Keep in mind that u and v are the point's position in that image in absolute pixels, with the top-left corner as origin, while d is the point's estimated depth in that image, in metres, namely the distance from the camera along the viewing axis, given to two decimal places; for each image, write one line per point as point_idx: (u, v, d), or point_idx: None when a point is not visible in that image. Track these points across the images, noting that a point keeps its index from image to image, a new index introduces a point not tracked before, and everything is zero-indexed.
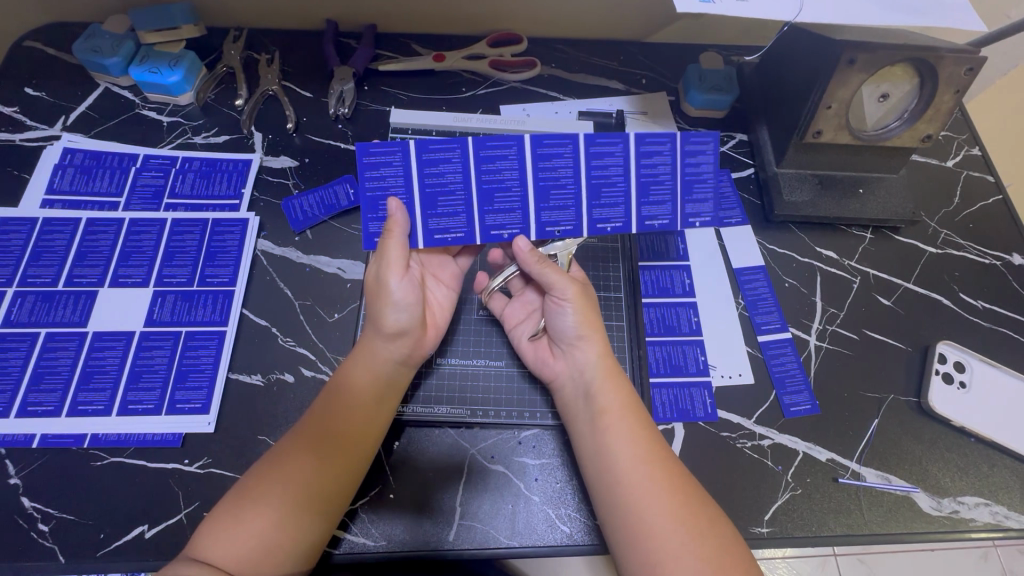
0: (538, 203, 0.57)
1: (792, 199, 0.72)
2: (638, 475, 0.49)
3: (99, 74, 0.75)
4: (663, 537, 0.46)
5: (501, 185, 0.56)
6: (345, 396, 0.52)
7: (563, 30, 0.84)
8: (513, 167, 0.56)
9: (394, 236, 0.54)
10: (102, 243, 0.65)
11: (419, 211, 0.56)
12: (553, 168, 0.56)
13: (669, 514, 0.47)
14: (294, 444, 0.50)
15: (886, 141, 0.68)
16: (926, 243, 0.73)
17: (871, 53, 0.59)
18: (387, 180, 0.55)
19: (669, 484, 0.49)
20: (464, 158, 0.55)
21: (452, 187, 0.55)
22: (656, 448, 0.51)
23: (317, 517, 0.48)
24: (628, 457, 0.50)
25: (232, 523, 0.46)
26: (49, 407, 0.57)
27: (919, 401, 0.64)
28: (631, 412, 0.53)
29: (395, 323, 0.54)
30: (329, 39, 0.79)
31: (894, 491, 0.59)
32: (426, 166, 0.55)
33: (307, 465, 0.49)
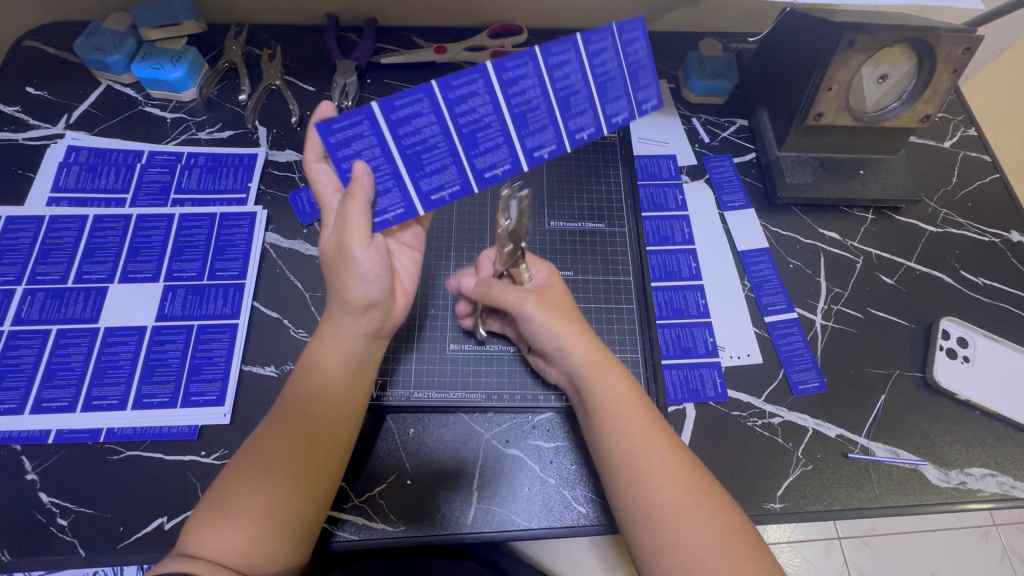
0: (518, 131, 0.51)
1: (794, 181, 0.73)
2: (645, 471, 0.48)
3: (100, 72, 0.74)
4: (680, 535, 0.45)
5: (480, 123, 0.50)
6: (315, 385, 0.51)
7: (563, 21, 0.85)
8: (485, 99, 0.49)
9: (359, 204, 0.49)
10: (111, 240, 0.65)
11: (406, 176, 0.51)
12: (522, 91, 0.50)
13: (688, 503, 0.46)
14: (272, 441, 0.49)
15: (887, 122, 0.69)
16: (927, 222, 0.75)
17: (871, 34, 0.60)
18: (360, 152, 0.48)
19: (683, 474, 0.48)
20: (435, 108, 0.48)
21: (432, 142, 0.50)
22: (665, 440, 0.50)
23: (309, 507, 0.48)
24: (632, 453, 0.48)
25: (223, 522, 0.45)
26: (64, 403, 0.57)
27: (924, 375, 0.65)
28: (636, 402, 0.51)
29: (363, 295, 0.51)
30: (332, 33, 0.79)
31: (903, 465, 0.60)
32: (397, 127, 0.48)
33: (288, 460, 0.48)
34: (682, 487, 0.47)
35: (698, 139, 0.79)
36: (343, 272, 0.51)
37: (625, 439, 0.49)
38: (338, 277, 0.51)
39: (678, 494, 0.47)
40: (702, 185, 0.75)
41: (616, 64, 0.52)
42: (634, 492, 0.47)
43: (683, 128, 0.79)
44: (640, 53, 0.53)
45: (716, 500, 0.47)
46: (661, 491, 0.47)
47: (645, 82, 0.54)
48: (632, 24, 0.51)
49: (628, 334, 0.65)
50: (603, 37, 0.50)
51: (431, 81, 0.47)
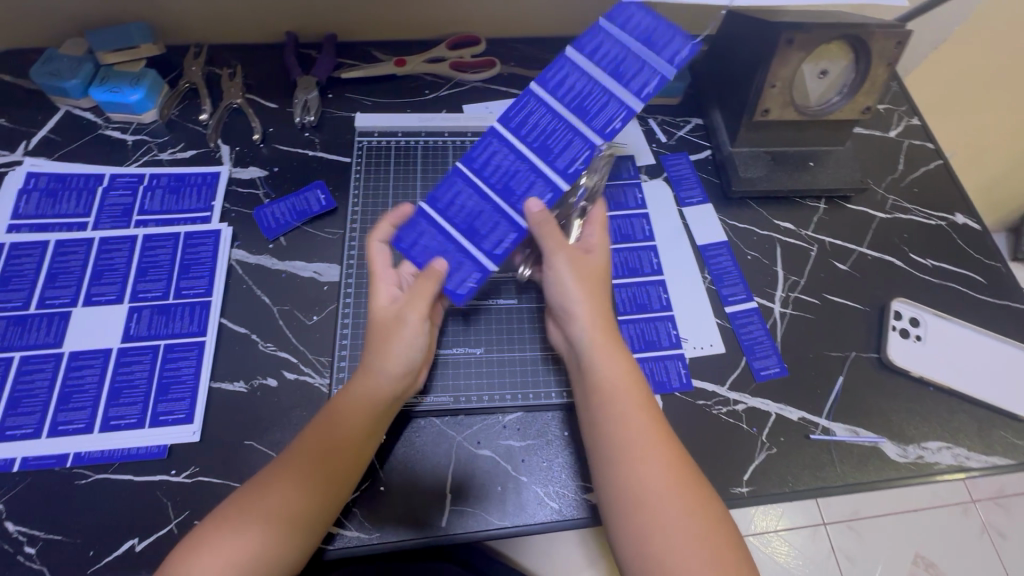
0: (546, 159, 0.54)
1: (748, 175, 0.75)
2: (635, 469, 0.50)
3: (58, 98, 0.74)
4: (656, 534, 0.47)
5: (513, 171, 0.55)
6: (338, 409, 0.53)
7: (519, 30, 0.87)
8: (505, 153, 0.55)
9: (428, 284, 0.54)
10: (74, 264, 0.65)
11: (469, 247, 0.56)
12: (532, 124, 0.54)
13: (670, 509, 0.48)
14: (289, 469, 0.51)
15: (829, 115, 0.72)
16: (876, 209, 0.78)
17: (807, 33, 0.63)
18: (428, 246, 0.57)
19: (672, 478, 0.49)
20: (469, 182, 0.56)
21: (477, 210, 0.56)
22: (660, 441, 0.51)
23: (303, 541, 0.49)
24: (626, 449, 0.51)
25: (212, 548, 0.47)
26: (29, 430, 0.56)
27: (879, 355, 0.67)
28: (636, 394, 0.53)
29: (403, 362, 0.54)
30: (291, 50, 0.80)
31: (863, 443, 0.62)
32: (445, 212, 0.57)
33: (303, 490, 0.50)
34: (668, 491, 0.49)
35: (656, 139, 0.81)
36: (393, 337, 0.54)
37: (621, 433, 0.51)
38: (384, 344, 0.55)
39: (663, 497, 0.48)
40: (661, 183, 0.77)
41: (620, 45, 0.53)
42: (620, 485, 0.50)
43: (640, 129, 0.82)
44: (642, 22, 0.53)
45: (700, 509, 0.49)
46: (647, 491, 0.49)
47: (663, 41, 0.52)
48: (615, 10, 0.53)
49: None
50: (595, 36, 0.53)
51: (455, 163, 0.56)
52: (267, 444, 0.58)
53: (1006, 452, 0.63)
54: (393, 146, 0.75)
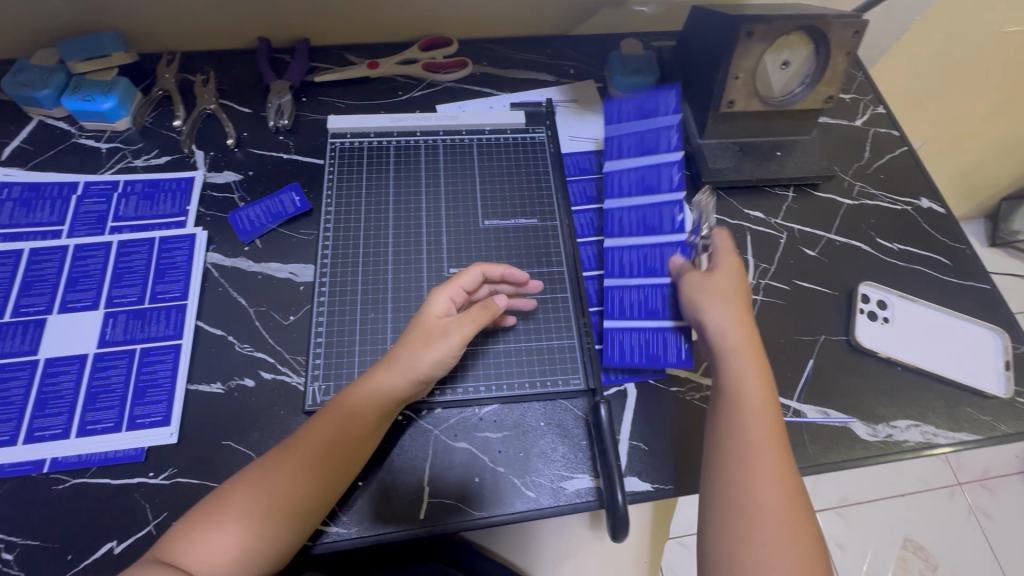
0: (658, 230, 0.66)
1: (716, 166, 0.77)
2: (755, 483, 0.49)
3: (31, 108, 0.75)
4: (761, 551, 0.46)
5: (643, 256, 0.66)
6: (346, 404, 0.54)
7: (490, 31, 0.89)
8: (623, 253, 0.66)
9: (487, 314, 0.58)
10: (48, 272, 0.65)
11: (662, 325, 0.63)
12: (622, 214, 0.68)
13: (778, 528, 0.47)
14: (287, 460, 0.52)
15: (793, 105, 0.74)
16: (843, 196, 0.79)
17: (766, 24, 0.65)
18: (624, 341, 0.63)
19: (787, 498, 0.49)
20: (621, 287, 0.65)
21: (646, 296, 0.64)
22: (781, 460, 0.51)
23: (297, 528, 0.51)
24: (748, 460, 0.50)
25: (212, 531, 0.49)
26: (5, 437, 0.56)
27: (848, 338, 0.69)
28: (766, 405, 0.54)
29: (430, 370, 0.56)
30: (263, 56, 0.81)
31: (833, 424, 0.64)
32: (628, 311, 0.64)
33: (298, 483, 0.51)
34: (782, 512, 0.48)
35: None
36: (433, 348, 0.56)
37: (740, 437, 0.52)
38: (418, 351, 0.56)
39: (777, 515, 0.48)
40: None
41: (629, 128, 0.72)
42: (734, 497, 0.49)
43: None
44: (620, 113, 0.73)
45: (805, 537, 0.47)
46: (763, 507, 0.48)
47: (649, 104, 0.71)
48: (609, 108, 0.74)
49: (564, 322, 0.65)
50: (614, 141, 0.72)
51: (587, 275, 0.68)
52: (244, 443, 0.58)
53: (973, 428, 0.65)
54: (366, 147, 0.73)
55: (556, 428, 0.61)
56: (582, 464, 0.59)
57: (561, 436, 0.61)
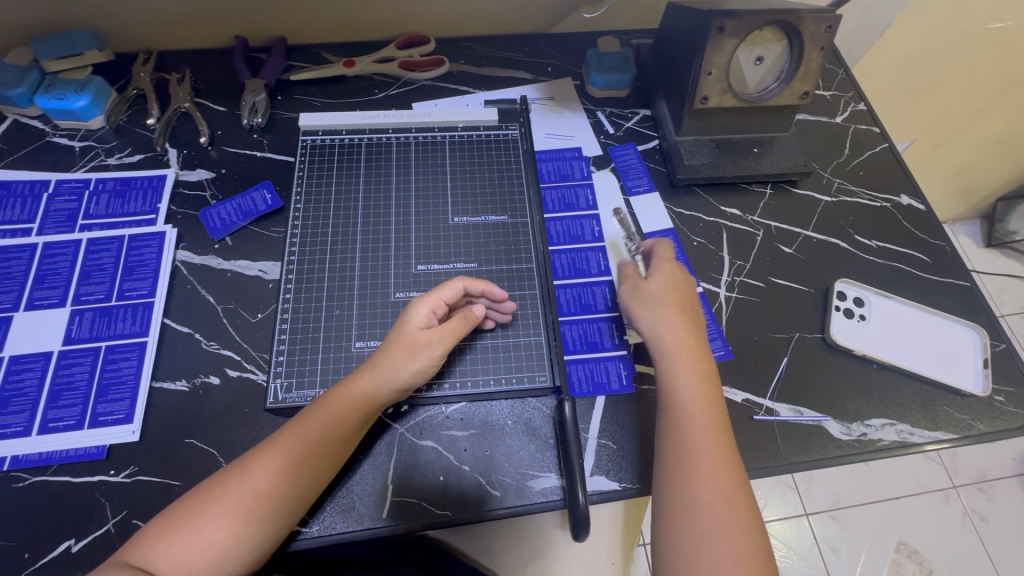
0: (587, 265, 0.70)
1: (692, 163, 0.76)
2: (696, 483, 0.51)
3: (6, 107, 0.75)
4: (706, 550, 0.48)
5: (580, 292, 0.68)
6: (330, 406, 0.53)
7: (469, 29, 0.89)
8: (565, 289, 0.68)
9: (463, 326, 0.57)
10: (16, 269, 0.65)
11: (601, 355, 0.64)
12: (563, 253, 0.70)
13: (719, 525, 0.49)
14: (268, 460, 0.51)
15: (768, 102, 0.73)
16: (822, 193, 0.78)
17: (736, 19, 0.65)
18: (575, 373, 0.63)
19: (728, 498, 0.50)
20: (570, 321, 0.66)
21: (584, 327, 0.66)
22: (720, 456, 0.52)
23: (279, 524, 0.51)
24: (688, 459, 0.52)
25: (188, 533, 0.48)
26: None
27: (823, 336, 0.68)
28: (706, 408, 0.55)
29: (414, 378, 0.55)
30: (239, 54, 0.81)
31: (807, 422, 0.63)
32: (575, 345, 0.65)
33: (281, 482, 0.51)
34: (723, 510, 0.49)
35: (603, 131, 0.82)
36: (416, 358, 0.55)
37: (681, 437, 0.53)
38: (401, 361, 0.55)
39: (720, 514, 0.49)
40: (608, 174, 0.78)
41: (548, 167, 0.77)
42: (676, 500, 0.50)
43: (588, 121, 0.82)
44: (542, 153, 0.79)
45: (746, 531, 0.48)
46: (705, 506, 0.49)
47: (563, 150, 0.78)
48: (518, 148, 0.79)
49: (533, 320, 0.64)
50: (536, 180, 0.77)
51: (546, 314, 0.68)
52: (207, 441, 0.58)
53: (950, 427, 0.63)
54: (338, 144, 0.72)
55: (524, 427, 0.60)
56: (549, 464, 0.59)
57: (528, 435, 0.60)
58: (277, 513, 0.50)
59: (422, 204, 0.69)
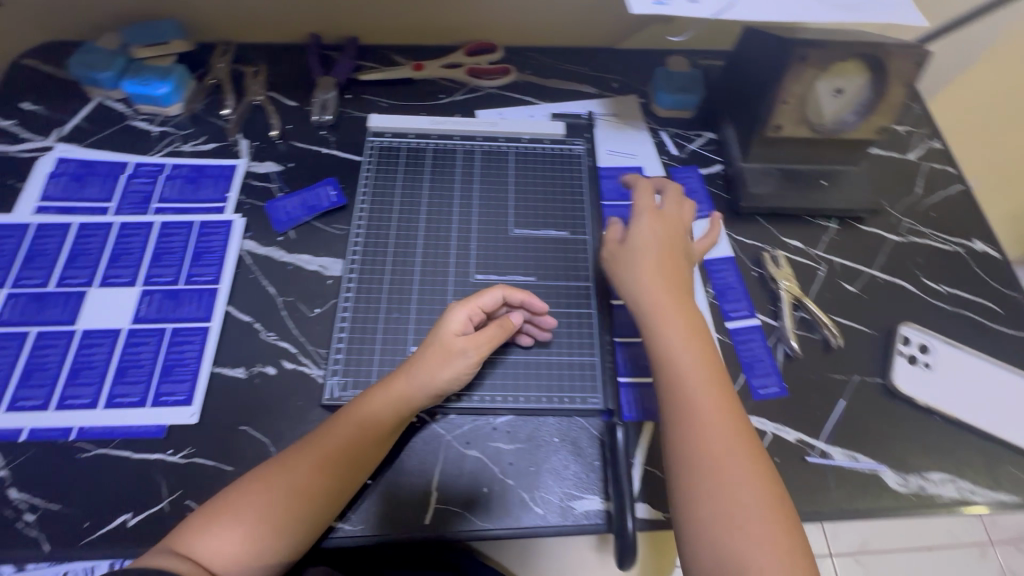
0: None
1: (757, 192, 0.75)
2: (712, 451, 0.50)
3: (92, 88, 0.78)
4: (722, 511, 0.47)
5: (636, 316, 0.67)
6: (369, 413, 0.54)
7: (537, 40, 0.89)
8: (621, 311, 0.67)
9: (500, 331, 0.58)
10: (93, 246, 0.68)
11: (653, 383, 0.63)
12: None
13: (751, 504, 0.47)
14: (301, 458, 0.52)
15: (844, 134, 0.71)
16: (889, 232, 0.76)
17: (820, 49, 0.64)
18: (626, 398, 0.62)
19: (761, 487, 0.48)
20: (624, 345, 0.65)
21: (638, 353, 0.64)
22: (732, 423, 0.51)
23: (309, 527, 0.51)
24: (696, 415, 0.51)
25: (226, 526, 0.49)
26: (37, 402, 0.58)
27: (884, 381, 0.65)
28: (720, 394, 0.53)
29: (448, 384, 0.56)
30: (314, 51, 0.83)
31: (862, 469, 0.61)
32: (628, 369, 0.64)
33: (310, 481, 0.51)
34: (747, 477, 0.49)
35: (666, 152, 0.81)
36: (450, 365, 0.55)
37: (704, 421, 0.51)
38: (436, 367, 0.55)
39: (751, 502, 0.48)
40: None
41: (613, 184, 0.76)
42: (696, 464, 0.50)
43: (651, 141, 0.82)
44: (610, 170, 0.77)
45: (772, 503, 0.48)
46: (723, 464, 0.49)
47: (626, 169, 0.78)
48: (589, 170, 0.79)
49: (587, 339, 0.64)
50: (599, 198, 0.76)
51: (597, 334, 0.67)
52: (261, 430, 0.59)
53: (1015, 489, 0.60)
54: (404, 147, 0.74)
55: (570, 446, 0.60)
56: (593, 486, 0.58)
57: (574, 454, 0.60)
58: (310, 514, 0.51)
59: (484, 213, 0.69)
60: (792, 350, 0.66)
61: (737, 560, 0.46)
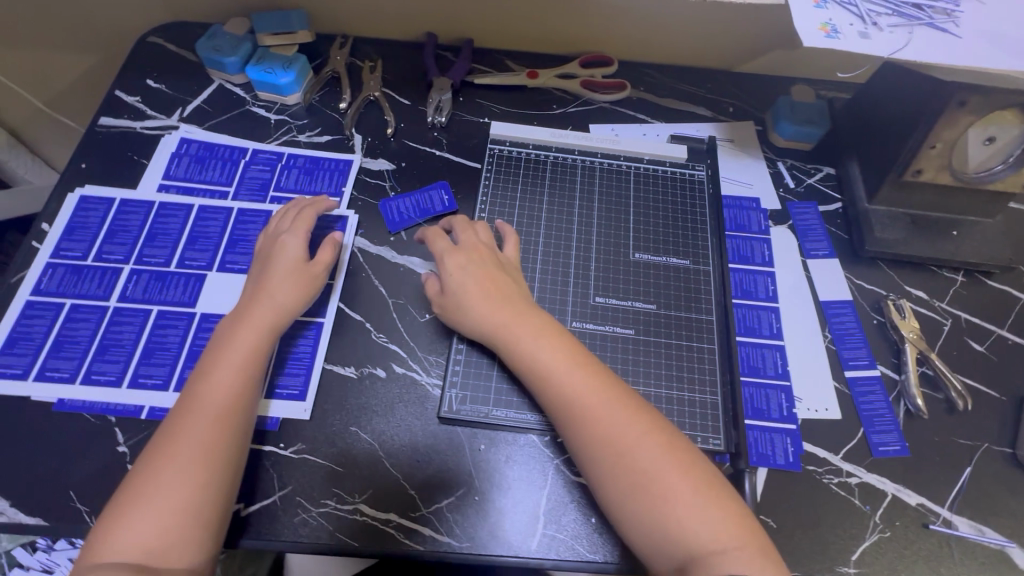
0: (760, 329, 0.66)
1: (883, 236, 0.71)
2: (610, 444, 0.51)
3: (215, 71, 0.79)
4: (643, 500, 0.49)
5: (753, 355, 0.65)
6: (200, 388, 0.53)
7: (655, 56, 0.87)
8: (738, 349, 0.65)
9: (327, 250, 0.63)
10: (212, 229, 0.68)
11: (769, 428, 0.61)
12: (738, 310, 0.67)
13: (672, 486, 0.49)
14: (178, 443, 0.50)
15: (990, 185, 0.68)
16: (1020, 291, 0.72)
17: (983, 95, 0.59)
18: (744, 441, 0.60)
19: (676, 467, 0.50)
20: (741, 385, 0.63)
21: (754, 394, 0.63)
22: (620, 413, 0.52)
23: (212, 505, 0.48)
24: (584, 417, 0.52)
25: (128, 528, 0.46)
26: (158, 381, 0.59)
27: (1014, 452, 0.62)
28: (601, 389, 0.53)
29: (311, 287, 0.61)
30: (430, 52, 0.83)
31: (988, 544, 0.57)
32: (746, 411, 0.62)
33: (195, 462, 0.49)
34: (656, 458, 0.50)
35: (783, 184, 0.78)
36: (307, 283, 0.60)
37: (596, 419, 0.52)
38: (300, 279, 0.60)
39: (671, 485, 0.49)
40: (786, 231, 0.74)
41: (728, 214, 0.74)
42: (596, 459, 0.51)
43: (767, 171, 0.79)
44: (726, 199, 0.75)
45: (688, 477, 0.50)
46: (629, 454, 0.50)
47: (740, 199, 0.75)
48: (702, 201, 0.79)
49: (709, 377, 0.62)
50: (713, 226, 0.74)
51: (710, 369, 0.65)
52: (371, 433, 0.59)
53: None
54: (524, 157, 0.74)
55: None
56: None
57: None
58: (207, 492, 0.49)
59: (601, 233, 0.69)
60: (916, 407, 0.63)
61: (687, 539, 0.47)
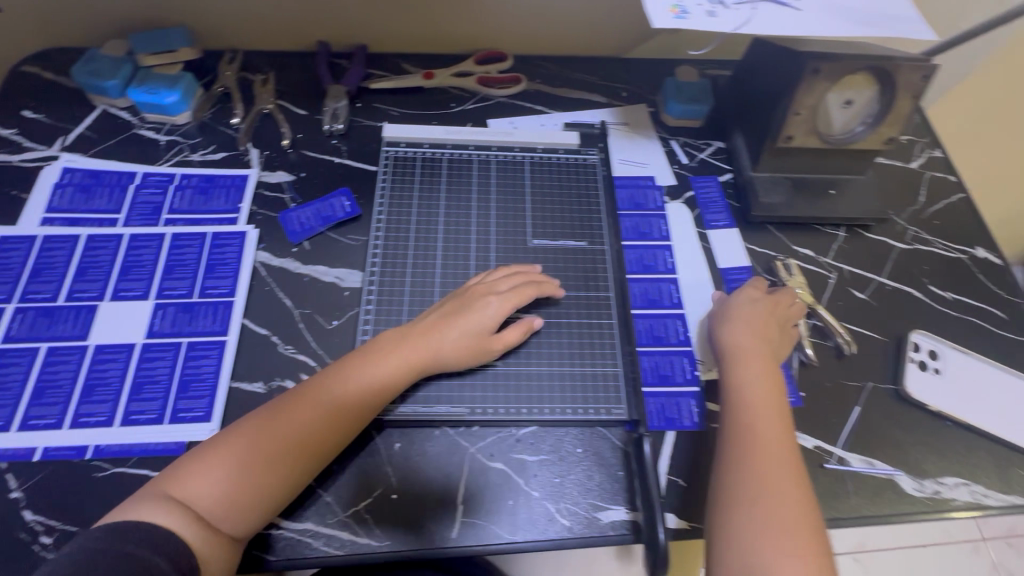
0: (660, 299, 0.69)
1: (769, 201, 0.76)
2: (765, 469, 0.52)
3: (97, 97, 0.77)
4: (767, 533, 0.49)
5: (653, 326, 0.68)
6: (318, 395, 0.55)
7: (548, 48, 0.89)
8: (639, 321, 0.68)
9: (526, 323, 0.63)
10: (103, 258, 0.66)
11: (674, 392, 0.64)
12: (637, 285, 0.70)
13: (790, 527, 0.49)
14: (243, 438, 0.52)
15: (853, 144, 0.73)
16: (895, 240, 0.78)
17: (833, 62, 0.64)
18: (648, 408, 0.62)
19: (802, 509, 0.51)
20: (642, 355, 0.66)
21: (656, 362, 0.65)
22: (787, 451, 0.54)
23: (263, 507, 0.51)
24: (747, 445, 0.54)
25: (203, 481, 0.50)
26: (51, 420, 0.57)
27: (896, 387, 0.67)
28: (777, 420, 0.56)
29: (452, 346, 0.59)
30: (323, 60, 0.82)
31: (879, 475, 0.62)
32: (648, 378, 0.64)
33: (266, 460, 0.51)
34: (790, 496, 0.51)
35: (677, 160, 0.82)
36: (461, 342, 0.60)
37: (761, 445, 0.54)
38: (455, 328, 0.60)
39: (787, 520, 0.50)
40: (682, 206, 0.77)
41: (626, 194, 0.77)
42: (741, 488, 0.52)
43: (662, 150, 0.82)
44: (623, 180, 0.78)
45: (807, 522, 0.50)
46: (776, 490, 0.51)
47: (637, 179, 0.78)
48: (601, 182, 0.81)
49: (609, 350, 0.65)
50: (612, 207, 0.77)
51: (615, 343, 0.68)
52: None
53: None
54: (420, 157, 0.75)
55: (595, 457, 0.59)
56: (619, 497, 0.57)
57: (599, 464, 0.59)
58: (269, 486, 0.51)
59: (501, 224, 0.71)
60: (807, 357, 0.67)
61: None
